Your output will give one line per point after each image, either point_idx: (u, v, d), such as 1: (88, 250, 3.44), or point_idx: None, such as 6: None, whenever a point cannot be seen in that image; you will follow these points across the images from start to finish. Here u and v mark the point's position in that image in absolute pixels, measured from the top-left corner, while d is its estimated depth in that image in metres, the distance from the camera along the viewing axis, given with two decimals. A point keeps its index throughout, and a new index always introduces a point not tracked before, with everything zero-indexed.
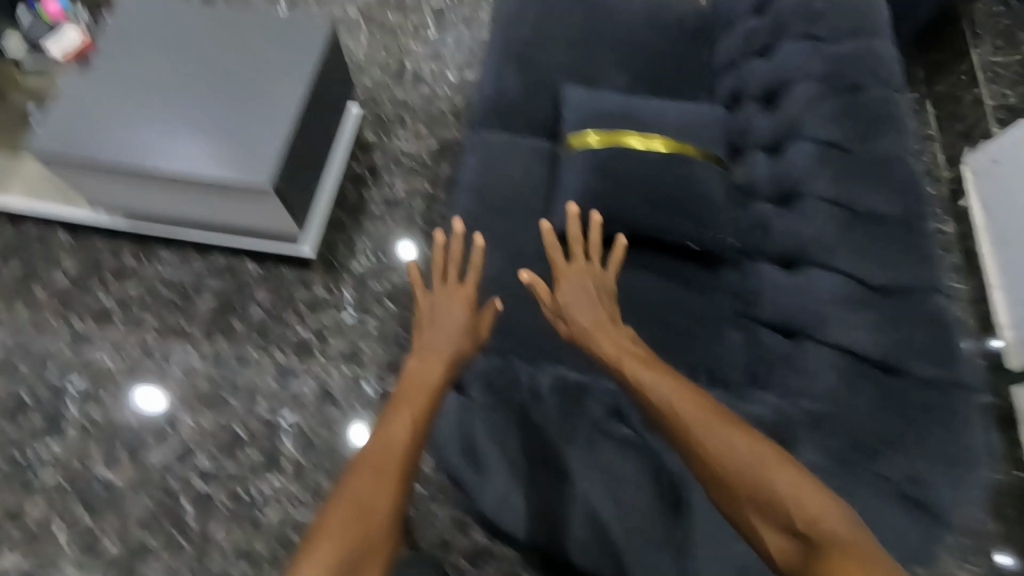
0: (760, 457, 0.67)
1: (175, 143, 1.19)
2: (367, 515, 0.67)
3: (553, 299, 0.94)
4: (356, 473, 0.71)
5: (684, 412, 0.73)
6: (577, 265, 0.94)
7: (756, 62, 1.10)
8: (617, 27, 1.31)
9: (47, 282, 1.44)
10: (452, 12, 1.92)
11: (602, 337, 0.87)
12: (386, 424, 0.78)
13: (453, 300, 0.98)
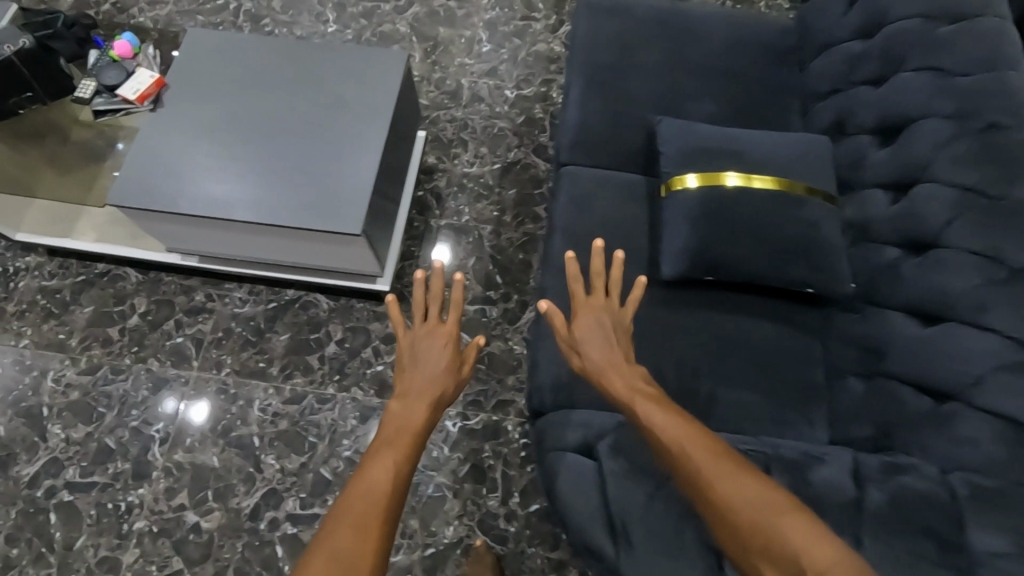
0: (767, 507, 0.67)
1: (255, 191, 1.16)
2: (346, 565, 0.66)
3: (568, 334, 0.92)
4: (335, 522, 0.70)
5: (697, 455, 0.73)
6: (592, 300, 0.93)
7: (867, 92, 1.05)
8: (702, 49, 1.25)
9: (120, 323, 1.42)
10: (505, 24, 1.87)
11: (616, 376, 0.85)
12: (370, 467, 0.76)
13: (433, 340, 0.95)
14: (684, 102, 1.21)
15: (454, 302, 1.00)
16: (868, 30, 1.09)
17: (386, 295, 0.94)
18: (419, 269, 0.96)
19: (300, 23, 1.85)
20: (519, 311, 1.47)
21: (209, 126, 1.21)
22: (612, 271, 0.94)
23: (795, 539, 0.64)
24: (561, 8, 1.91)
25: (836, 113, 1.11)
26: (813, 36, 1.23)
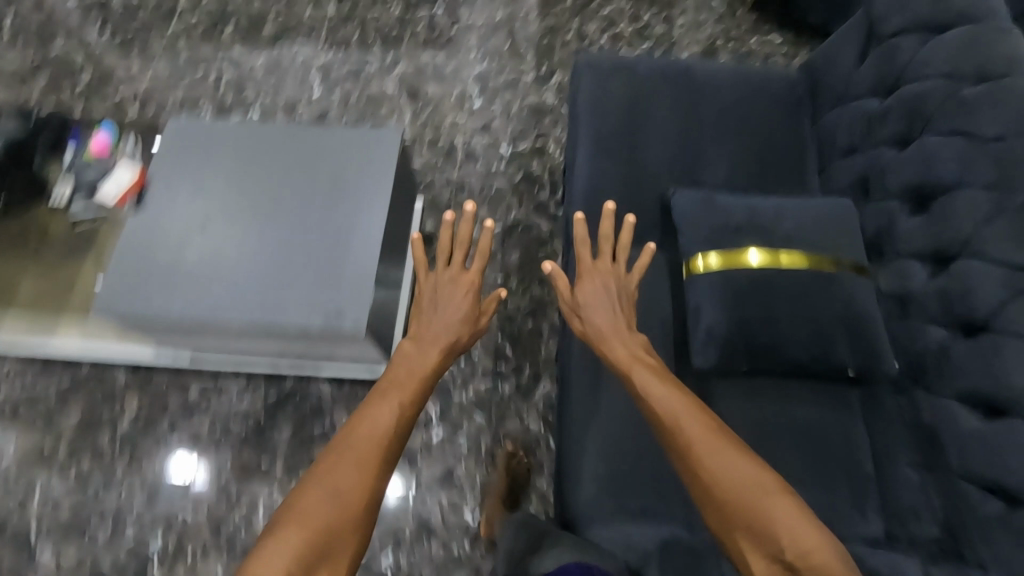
0: (749, 484, 0.77)
1: (246, 287, 1.10)
2: (343, 501, 0.78)
3: (571, 297, 1.02)
4: (336, 456, 0.82)
5: (692, 434, 0.82)
6: (599, 267, 1.02)
7: (893, 155, 0.99)
8: (709, 108, 1.20)
9: (110, 427, 1.33)
10: (495, 77, 1.83)
11: (614, 342, 0.96)
12: (376, 408, 0.89)
13: (454, 288, 1.11)
14: (698, 163, 1.16)
15: (479, 250, 1.13)
16: (885, 87, 1.04)
17: (413, 236, 1.10)
18: (449, 214, 1.12)
19: (284, 89, 1.79)
20: (533, 383, 1.40)
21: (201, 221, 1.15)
22: (619, 238, 1.03)
23: (776, 521, 0.73)
24: (551, 56, 1.87)
25: (859, 174, 1.06)
26: (824, 89, 1.18)
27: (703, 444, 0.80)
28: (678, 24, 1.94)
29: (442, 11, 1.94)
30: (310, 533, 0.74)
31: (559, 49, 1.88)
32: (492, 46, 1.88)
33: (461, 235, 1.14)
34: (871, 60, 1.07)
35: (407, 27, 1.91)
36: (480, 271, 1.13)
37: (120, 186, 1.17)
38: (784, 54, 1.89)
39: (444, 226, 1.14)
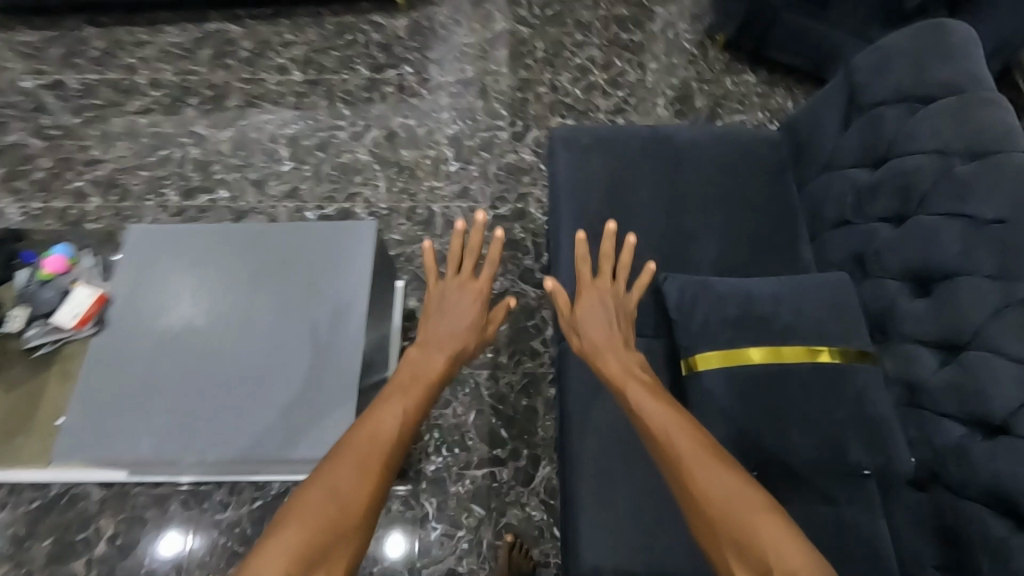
0: (732, 492, 0.73)
1: (222, 421, 1.04)
2: (342, 503, 0.76)
3: (569, 313, 1.03)
4: (341, 456, 0.80)
5: (674, 437, 0.81)
6: (598, 284, 1.03)
7: (888, 233, 0.96)
8: (693, 181, 1.18)
9: (85, 553, 1.25)
10: (469, 138, 1.79)
11: (609, 354, 0.95)
12: (377, 412, 0.88)
13: (462, 296, 1.12)
14: (688, 246, 1.13)
15: (490, 261, 1.14)
16: (872, 158, 1.00)
17: (426, 243, 1.11)
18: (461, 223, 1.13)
19: (252, 164, 1.73)
20: (532, 468, 1.34)
21: (171, 335, 1.09)
22: (619, 257, 1.04)
23: (751, 521, 0.70)
24: (525, 112, 1.84)
25: (851, 248, 1.02)
26: (808, 154, 1.15)
27: (681, 438, 0.80)
28: (650, 70, 1.92)
29: (411, 72, 1.91)
30: (313, 527, 0.72)
31: (532, 104, 1.85)
32: (464, 106, 1.84)
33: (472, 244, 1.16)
34: (855, 130, 1.05)
35: (376, 92, 1.87)
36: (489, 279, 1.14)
37: (78, 299, 1.10)
38: (760, 92, 1.87)
39: (455, 235, 1.15)
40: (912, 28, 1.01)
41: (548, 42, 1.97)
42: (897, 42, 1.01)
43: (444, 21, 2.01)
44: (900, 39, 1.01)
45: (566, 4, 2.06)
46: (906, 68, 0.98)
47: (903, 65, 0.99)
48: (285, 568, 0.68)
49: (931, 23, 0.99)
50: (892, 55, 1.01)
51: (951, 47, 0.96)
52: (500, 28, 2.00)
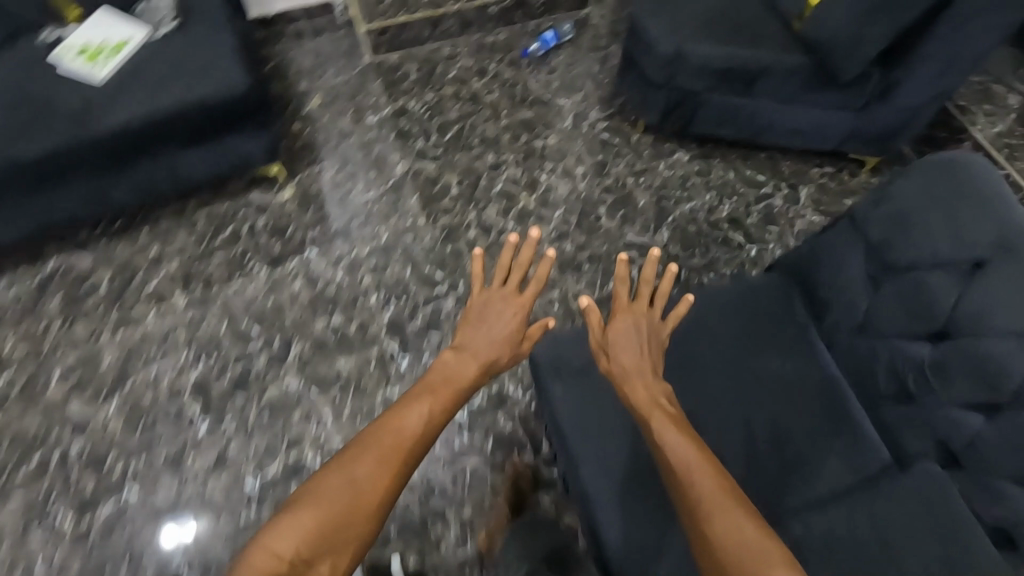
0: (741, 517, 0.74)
1: None
2: (356, 504, 0.75)
3: (601, 334, 0.96)
4: (361, 450, 0.79)
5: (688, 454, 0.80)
6: (634, 307, 0.96)
7: (981, 424, 0.81)
8: (711, 371, 0.99)
9: None
10: (410, 320, 1.53)
11: (638, 386, 0.90)
12: (410, 410, 0.85)
13: (504, 306, 1.00)
14: (747, 459, 0.92)
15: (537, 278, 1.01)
16: (929, 328, 0.84)
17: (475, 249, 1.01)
18: (513, 237, 0.98)
19: (159, 440, 1.38)
20: None
21: None
22: (659, 285, 0.96)
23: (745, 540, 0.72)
24: (462, 267, 1.61)
25: (933, 435, 0.86)
26: (833, 313, 0.98)
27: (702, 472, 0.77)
28: (578, 175, 1.74)
29: (317, 255, 1.62)
30: (323, 516, 0.73)
31: (467, 255, 1.62)
32: (391, 280, 1.58)
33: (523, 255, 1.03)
34: (889, 291, 0.89)
35: (283, 292, 1.57)
36: (535, 296, 1.01)
37: None
38: (698, 169, 1.74)
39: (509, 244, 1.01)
40: (920, 164, 0.87)
41: (459, 173, 1.75)
42: (909, 185, 0.87)
43: (335, 180, 1.74)
44: (911, 183, 0.87)
45: (464, 122, 1.85)
46: (931, 218, 0.83)
47: (932, 219, 0.83)
48: (294, 551, 0.70)
49: (941, 158, 0.85)
50: (910, 205, 0.85)
51: (973, 186, 0.82)
52: (401, 171, 1.76)
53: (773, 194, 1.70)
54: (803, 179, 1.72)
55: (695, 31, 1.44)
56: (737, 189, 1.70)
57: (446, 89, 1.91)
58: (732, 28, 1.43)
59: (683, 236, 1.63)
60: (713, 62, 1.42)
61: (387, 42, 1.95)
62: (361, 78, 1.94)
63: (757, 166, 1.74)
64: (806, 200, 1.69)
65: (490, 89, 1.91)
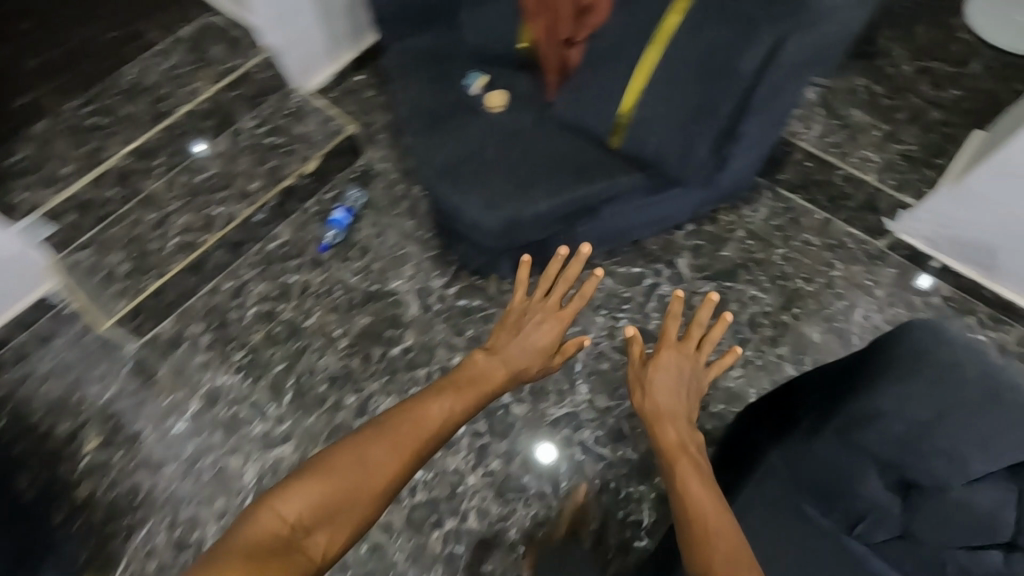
0: (719, 497, 0.90)
1: None
2: (368, 476, 0.86)
3: (645, 369, 1.20)
4: (380, 433, 0.90)
5: (719, 503, 0.89)
6: (682, 348, 1.22)
7: None
8: None
9: None
10: None
11: (669, 423, 1.09)
12: (432, 401, 1.00)
13: (546, 316, 1.22)
14: None
15: (580, 293, 1.23)
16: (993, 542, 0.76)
17: (525, 256, 1.22)
18: (570, 253, 1.22)
19: None
20: None
21: None
22: (713, 332, 1.23)
23: (712, 508, 0.89)
24: (390, 560, 1.28)
25: None
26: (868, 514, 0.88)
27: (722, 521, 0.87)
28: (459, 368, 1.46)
29: None
30: (333, 487, 0.83)
31: (390, 541, 1.29)
32: None
33: (569, 272, 1.24)
34: (928, 504, 0.82)
35: None
36: (573, 310, 1.23)
37: None
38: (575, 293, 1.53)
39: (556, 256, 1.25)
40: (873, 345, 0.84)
41: (325, 440, 1.40)
42: (887, 388, 0.79)
43: (175, 539, 1.31)
44: (883, 375, 0.80)
45: (295, 369, 1.47)
46: (933, 418, 0.76)
47: (933, 413, 0.76)
48: (298, 518, 0.80)
49: (902, 343, 0.79)
50: (906, 405, 0.77)
51: (939, 367, 0.76)
52: (251, 476, 1.37)
53: (658, 282, 1.55)
54: (674, 250, 1.59)
55: (514, 189, 1.20)
56: (622, 295, 1.53)
57: (254, 337, 1.51)
58: (551, 169, 1.21)
59: (603, 381, 1.43)
60: (553, 215, 1.21)
61: (149, 316, 1.49)
62: (137, 375, 1.46)
63: (628, 259, 1.57)
64: (688, 272, 1.56)
65: (307, 310, 1.54)
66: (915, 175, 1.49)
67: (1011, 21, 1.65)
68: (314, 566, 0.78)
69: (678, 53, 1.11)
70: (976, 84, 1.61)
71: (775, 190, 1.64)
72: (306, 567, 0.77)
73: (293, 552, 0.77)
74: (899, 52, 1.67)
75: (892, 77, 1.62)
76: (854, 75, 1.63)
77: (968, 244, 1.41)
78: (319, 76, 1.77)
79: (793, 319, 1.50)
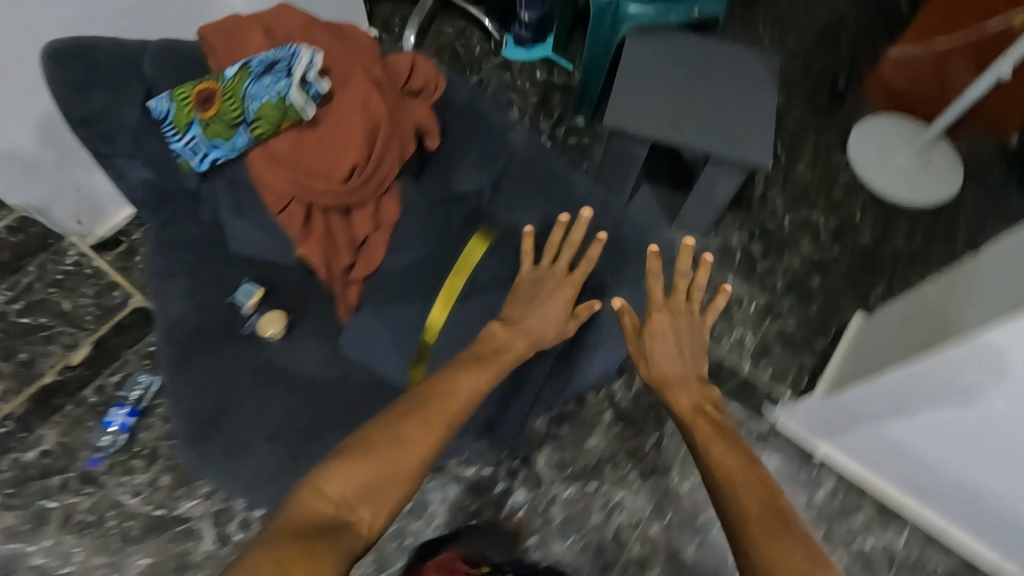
0: (757, 463, 0.74)
1: None
2: (403, 455, 0.70)
3: (637, 340, 0.87)
4: (410, 412, 0.72)
5: (751, 465, 0.74)
6: (674, 305, 0.88)
7: None
8: None
9: None
10: None
11: (682, 395, 0.84)
12: (455, 374, 0.77)
13: (557, 287, 0.83)
14: None
15: (592, 257, 0.83)
16: None
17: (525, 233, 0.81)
18: (566, 213, 0.83)
19: None
20: None
21: None
22: (699, 278, 0.89)
23: (739, 481, 0.72)
24: None
25: None
26: None
27: (756, 487, 0.71)
28: None
29: None
30: (369, 467, 0.69)
31: None
32: None
33: (573, 233, 0.83)
34: None
35: None
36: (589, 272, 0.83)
37: None
38: (412, 507, 1.28)
39: (560, 223, 0.83)
40: None
41: None
42: None
43: None
44: None
45: None
46: None
47: None
48: (341, 496, 0.67)
49: None
50: None
51: None
52: None
53: (512, 487, 1.31)
54: (533, 442, 1.35)
55: (287, 458, 0.93)
56: (468, 506, 1.29)
57: None
58: (335, 429, 0.95)
59: None
60: None
61: None
62: None
63: (479, 459, 1.32)
64: (548, 471, 1.32)
65: (64, 553, 1.22)
66: (793, 363, 1.32)
67: (890, 166, 1.52)
68: (361, 548, 0.65)
69: (476, 309, 0.85)
70: (858, 241, 1.45)
71: None
72: (355, 549, 0.64)
73: (335, 535, 0.63)
74: (778, 200, 1.50)
75: (769, 234, 1.45)
76: (730, 231, 1.44)
77: (850, 445, 1.22)
78: (98, 227, 1.48)
79: (663, 530, 1.28)
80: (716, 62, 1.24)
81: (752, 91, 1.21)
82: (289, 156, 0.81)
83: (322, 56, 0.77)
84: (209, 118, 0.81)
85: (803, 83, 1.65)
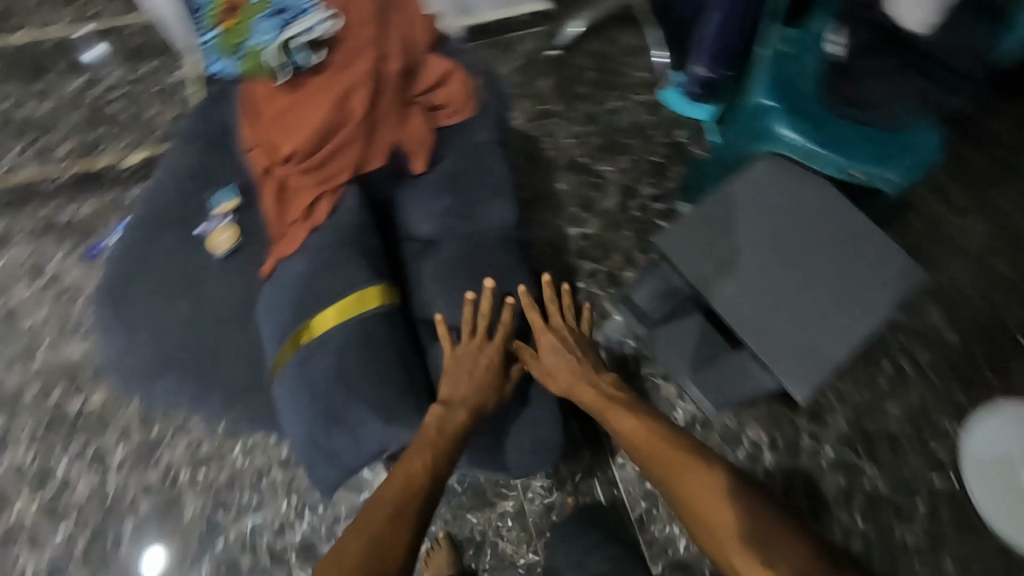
0: (659, 427, 0.82)
1: None
2: (379, 552, 0.67)
3: (537, 364, 0.90)
4: (376, 510, 0.71)
5: (652, 428, 0.82)
6: (554, 324, 0.92)
7: None
8: None
9: None
10: None
11: (588, 389, 0.88)
12: (407, 458, 0.76)
13: (480, 358, 0.84)
14: None
15: (506, 327, 0.87)
16: None
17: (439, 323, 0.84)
18: (471, 293, 0.85)
19: None
20: None
21: None
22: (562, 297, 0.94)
23: (714, 516, 0.71)
24: None
25: None
26: None
27: (683, 460, 0.77)
28: (113, 463, 1.24)
29: None
30: None
31: None
32: None
33: (484, 307, 0.85)
34: None
35: None
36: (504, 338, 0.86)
37: None
38: (285, 458, 1.24)
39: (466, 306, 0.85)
40: None
41: None
42: None
43: None
44: None
45: None
46: None
47: None
48: None
49: None
50: None
51: None
52: None
53: None
54: None
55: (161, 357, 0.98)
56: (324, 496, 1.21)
57: None
58: (212, 359, 0.97)
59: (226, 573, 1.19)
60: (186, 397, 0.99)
61: None
62: None
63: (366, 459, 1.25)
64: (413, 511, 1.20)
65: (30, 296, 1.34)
66: None
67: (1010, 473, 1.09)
68: None
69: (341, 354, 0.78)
70: (894, 533, 1.13)
71: (593, 482, 1.20)
72: None
73: None
74: (838, 426, 1.18)
75: (793, 454, 1.17)
76: (752, 422, 1.19)
77: None
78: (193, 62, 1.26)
79: None
80: (826, 266, 0.95)
81: (825, 334, 0.92)
82: (268, 111, 0.85)
83: (331, 25, 0.82)
84: (228, 28, 0.85)
85: (985, 317, 1.23)
